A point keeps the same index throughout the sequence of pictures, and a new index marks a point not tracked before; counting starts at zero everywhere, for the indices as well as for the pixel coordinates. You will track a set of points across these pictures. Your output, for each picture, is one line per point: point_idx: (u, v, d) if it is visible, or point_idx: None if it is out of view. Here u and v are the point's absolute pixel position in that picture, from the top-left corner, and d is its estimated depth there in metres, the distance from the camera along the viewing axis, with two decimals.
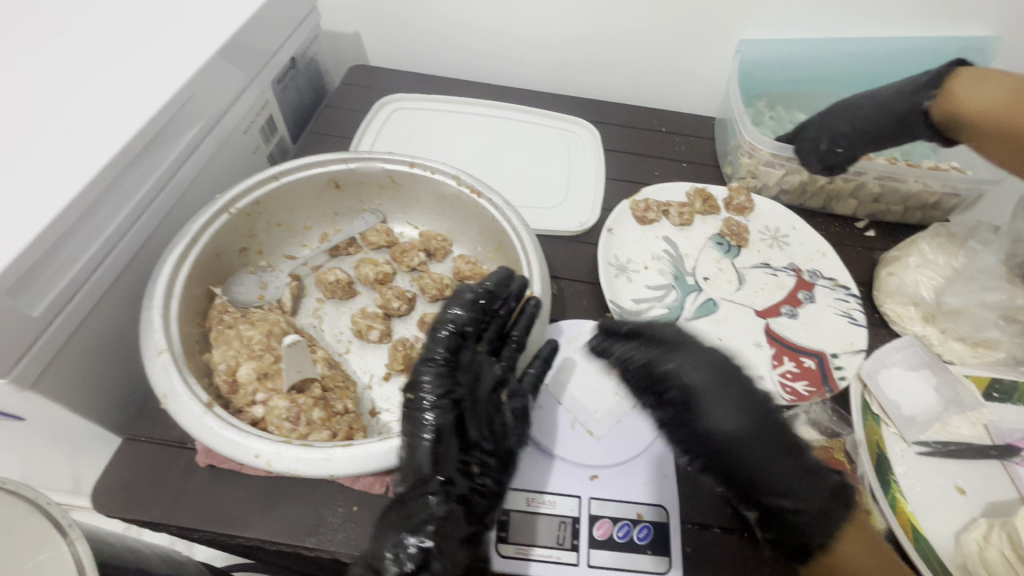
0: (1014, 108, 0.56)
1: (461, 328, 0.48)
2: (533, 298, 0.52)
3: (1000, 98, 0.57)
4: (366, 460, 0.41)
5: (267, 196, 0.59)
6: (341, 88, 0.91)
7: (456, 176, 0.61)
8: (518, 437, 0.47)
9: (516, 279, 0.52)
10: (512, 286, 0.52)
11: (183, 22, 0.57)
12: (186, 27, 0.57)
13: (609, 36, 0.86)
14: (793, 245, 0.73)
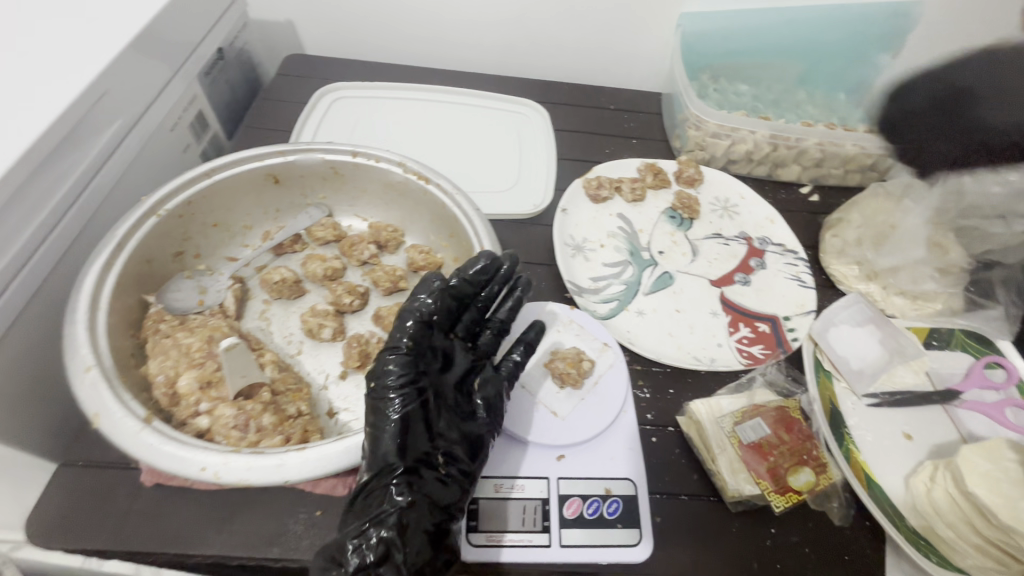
0: None
1: (430, 315, 0.44)
2: (523, 281, 0.51)
3: None
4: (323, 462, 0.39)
5: (200, 194, 0.56)
6: (277, 79, 0.87)
7: (401, 163, 0.60)
8: (489, 426, 0.46)
9: (504, 260, 0.48)
10: (496, 270, 0.48)
11: (86, 10, 0.52)
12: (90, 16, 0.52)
13: (550, 14, 0.84)
14: (742, 214, 0.75)
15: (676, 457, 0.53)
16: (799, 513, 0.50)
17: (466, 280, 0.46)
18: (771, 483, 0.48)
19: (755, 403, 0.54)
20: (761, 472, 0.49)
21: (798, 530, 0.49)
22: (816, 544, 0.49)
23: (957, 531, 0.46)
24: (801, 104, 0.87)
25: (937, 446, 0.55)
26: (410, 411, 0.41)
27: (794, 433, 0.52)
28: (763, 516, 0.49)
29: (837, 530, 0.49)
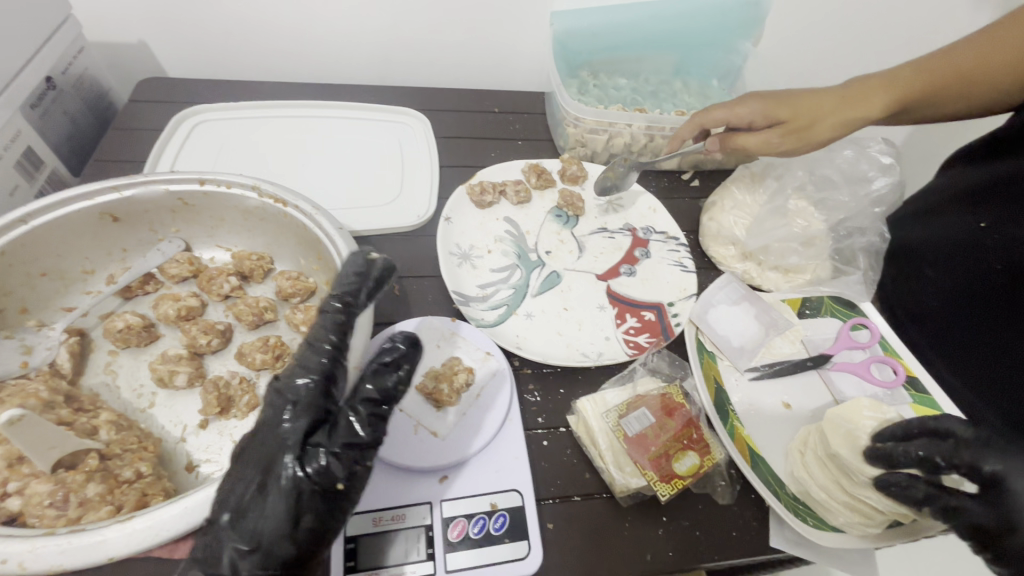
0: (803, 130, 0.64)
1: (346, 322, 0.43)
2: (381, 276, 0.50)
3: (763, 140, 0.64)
4: (152, 531, 0.35)
5: (17, 243, 0.49)
6: (132, 105, 0.80)
7: (255, 188, 0.55)
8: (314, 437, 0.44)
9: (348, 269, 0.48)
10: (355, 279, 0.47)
11: None
12: None
13: (424, 21, 0.83)
14: (626, 206, 0.76)
15: (567, 459, 0.52)
16: (684, 497, 0.51)
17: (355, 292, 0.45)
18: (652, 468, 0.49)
19: (637, 393, 0.54)
20: (640, 459, 0.49)
21: (683, 514, 0.50)
22: (701, 523, 0.49)
23: (828, 492, 0.48)
24: (676, 94, 0.91)
25: (813, 412, 0.58)
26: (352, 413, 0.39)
27: (677, 418, 0.52)
28: (649, 505, 0.49)
29: (720, 506, 0.51)
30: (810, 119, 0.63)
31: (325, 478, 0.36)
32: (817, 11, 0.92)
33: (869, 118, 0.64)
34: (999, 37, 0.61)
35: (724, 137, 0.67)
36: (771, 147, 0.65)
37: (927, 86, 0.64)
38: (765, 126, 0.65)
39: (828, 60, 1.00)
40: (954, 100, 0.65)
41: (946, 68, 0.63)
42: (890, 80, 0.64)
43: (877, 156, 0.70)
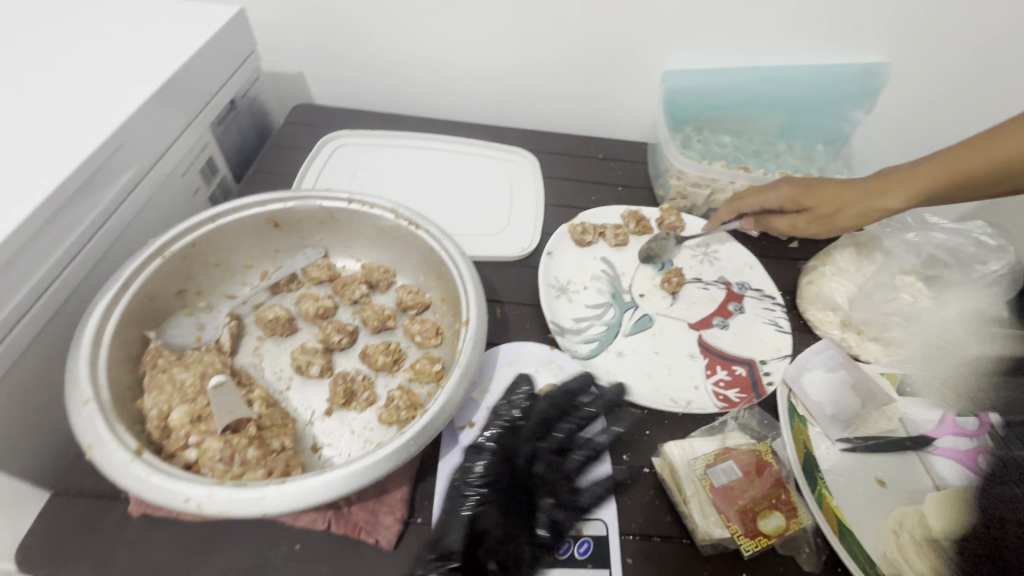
0: (825, 218, 0.70)
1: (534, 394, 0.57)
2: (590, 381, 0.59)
3: (791, 225, 0.72)
4: (300, 496, 0.41)
5: (205, 237, 0.59)
6: (286, 127, 0.92)
7: (394, 211, 0.63)
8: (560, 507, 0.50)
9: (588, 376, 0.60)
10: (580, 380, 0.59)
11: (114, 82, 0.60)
12: (116, 88, 0.59)
13: (542, 70, 0.91)
14: (722, 260, 0.78)
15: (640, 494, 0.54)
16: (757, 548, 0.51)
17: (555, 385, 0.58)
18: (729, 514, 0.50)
19: (725, 446, 0.55)
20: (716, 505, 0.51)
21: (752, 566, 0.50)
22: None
23: None
24: (779, 155, 0.93)
25: (909, 494, 0.56)
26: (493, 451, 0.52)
27: (766, 477, 0.52)
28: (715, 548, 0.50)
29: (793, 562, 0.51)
30: (833, 208, 0.69)
31: (492, 489, 0.50)
32: (936, 86, 0.91)
33: (893, 209, 0.66)
34: (1009, 138, 0.59)
35: (758, 219, 0.75)
36: (800, 230, 0.72)
37: (960, 179, 0.62)
38: (793, 212, 0.72)
39: (944, 133, 0.97)
40: (992, 189, 0.63)
41: (979, 156, 0.61)
42: (914, 172, 0.65)
43: (983, 238, 0.69)
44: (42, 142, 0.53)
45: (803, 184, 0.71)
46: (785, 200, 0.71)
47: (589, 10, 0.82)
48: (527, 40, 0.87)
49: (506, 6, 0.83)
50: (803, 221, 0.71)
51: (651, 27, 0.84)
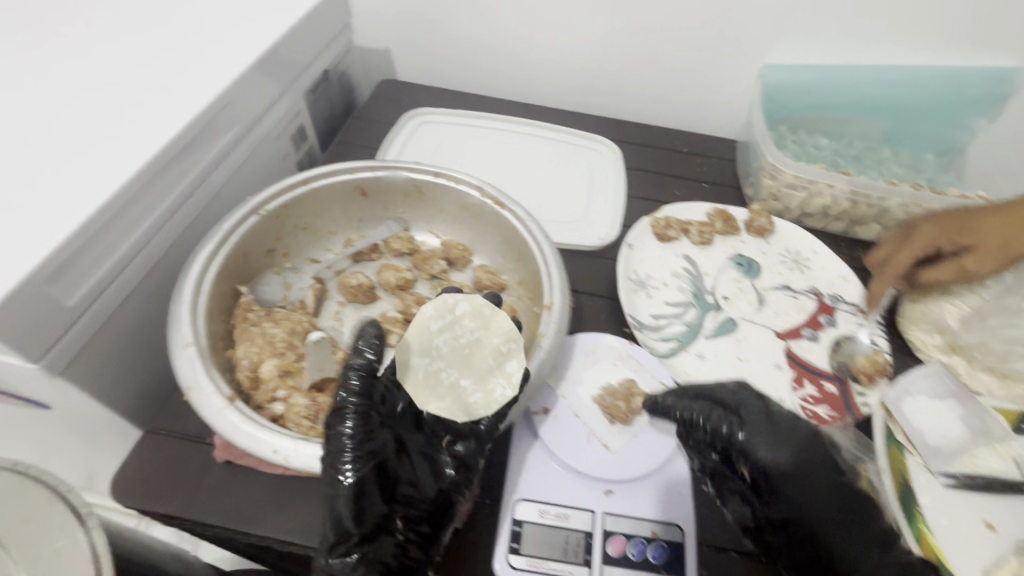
0: (999, 246, 0.59)
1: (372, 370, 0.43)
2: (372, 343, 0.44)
3: (957, 271, 0.61)
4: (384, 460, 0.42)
5: (297, 200, 0.60)
6: (371, 101, 0.93)
7: (479, 188, 0.63)
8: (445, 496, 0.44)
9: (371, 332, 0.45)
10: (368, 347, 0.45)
11: (224, 43, 0.62)
12: (226, 48, 0.61)
13: (631, 56, 0.88)
14: (814, 269, 0.73)
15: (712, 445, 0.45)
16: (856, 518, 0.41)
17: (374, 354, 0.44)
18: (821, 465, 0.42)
19: None
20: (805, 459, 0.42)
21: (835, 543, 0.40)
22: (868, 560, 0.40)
23: None
24: (883, 163, 0.85)
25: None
26: (362, 475, 0.39)
27: None
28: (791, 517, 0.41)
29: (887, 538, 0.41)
30: (999, 236, 0.59)
31: (373, 473, 0.40)
32: None
33: None
34: None
35: (911, 275, 0.65)
36: (972, 271, 0.61)
37: None
38: (951, 254, 0.62)
39: None
40: None
41: None
42: None
43: None
44: (159, 94, 0.55)
45: (944, 223, 0.62)
46: (934, 246, 0.62)
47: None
48: (619, 24, 0.84)
49: None
50: (977, 262, 0.60)
51: (755, 17, 0.79)
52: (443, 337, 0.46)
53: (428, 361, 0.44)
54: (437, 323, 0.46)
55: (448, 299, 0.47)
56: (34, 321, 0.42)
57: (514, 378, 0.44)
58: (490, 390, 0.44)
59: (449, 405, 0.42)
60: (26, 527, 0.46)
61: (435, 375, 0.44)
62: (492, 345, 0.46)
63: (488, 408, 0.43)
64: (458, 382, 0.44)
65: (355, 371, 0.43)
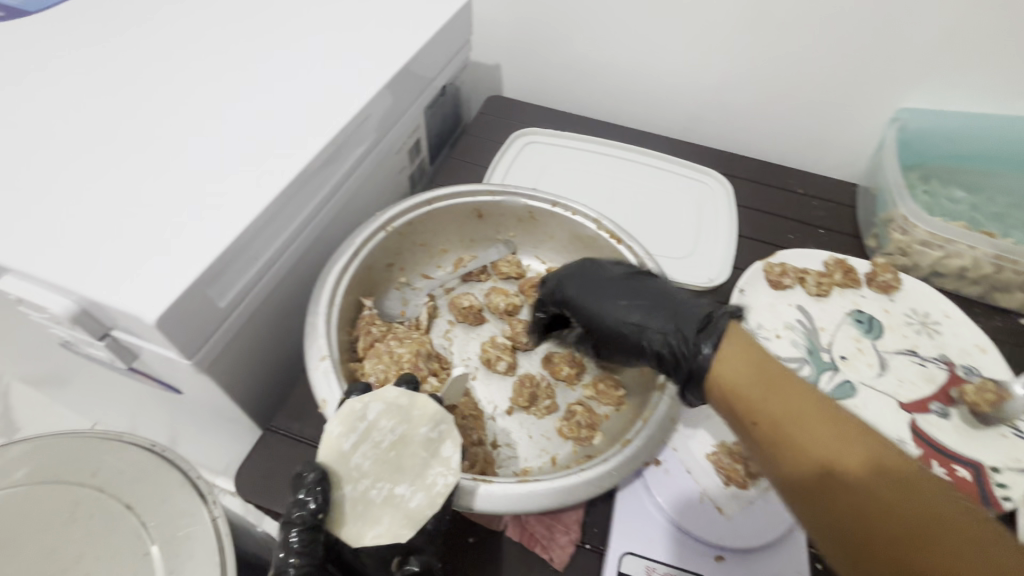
0: None
1: (315, 515, 0.38)
2: (309, 474, 0.38)
3: None
4: (503, 498, 0.43)
5: (419, 218, 0.62)
6: (480, 116, 0.95)
7: (597, 220, 0.62)
8: None
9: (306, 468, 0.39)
10: (309, 482, 0.38)
11: (363, 60, 0.64)
12: (364, 64, 0.63)
13: (753, 89, 0.84)
14: (945, 334, 0.67)
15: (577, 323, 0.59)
16: (859, 435, 0.36)
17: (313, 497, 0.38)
18: (752, 363, 0.42)
19: None
20: (741, 361, 0.43)
21: (840, 469, 0.35)
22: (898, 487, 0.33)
23: None
24: None
25: None
26: None
27: None
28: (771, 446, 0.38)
29: (684, 311, 0.49)
30: None
31: None
32: None
33: None
34: None
35: None
36: None
37: None
38: None
39: None
40: None
41: None
42: None
43: None
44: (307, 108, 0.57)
45: None
46: None
47: (829, 32, 0.74)
48: (745, 56, 0.80)
49: (733, 19, 0.77)
50: None
51: (900, 57, 0.74)
52: (361, 450, 0.41)
53: (351, 487, 0.40)
54: (349, 439, 0.41)
55: (355, 406, 0.41)
56: (196, 321, 0.45)
57: (451, 462, 0.41)
58: (430, 486, 0.40)
59: (387, 527, 0.38)
60: (161, 508, 0.48)
61: (364, 498, 0.39)
62: (418, 438, 0.42)
63: (431, 507, 0.40)
64: (390, 497, 0.40)
65: (296, 525, 0.38)
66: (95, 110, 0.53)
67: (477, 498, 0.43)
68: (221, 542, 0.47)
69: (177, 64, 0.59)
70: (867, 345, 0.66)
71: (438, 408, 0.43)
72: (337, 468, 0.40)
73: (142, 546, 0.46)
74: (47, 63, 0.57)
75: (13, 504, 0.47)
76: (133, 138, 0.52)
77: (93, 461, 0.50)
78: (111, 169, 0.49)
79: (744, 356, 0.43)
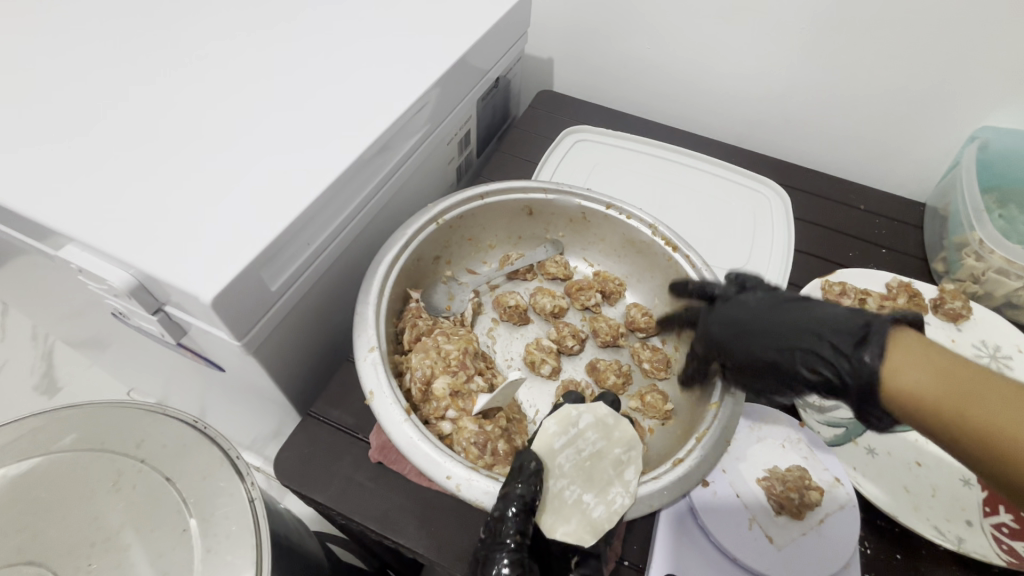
0: None
1: (533, 500, 0.41)
2: (529, 464, 0.43)
3: None
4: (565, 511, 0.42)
5: (470, 212, 0.61)
6: (529, 110, 0.93)
7: (652, 226, 0.60)
8: None
9: (524, 461, 0.43)
10: (523, 475, 0.42)
11: (421, 48, 0.63)
12: (423, 53, 0.62)
13: (817, 99, 0.80)
14: (1018, 370, 0.63)
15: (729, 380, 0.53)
16: None
17: (530, 486, 0.42)
18: (949, 366, 0.33)
19: None
20: (932, 372, 0.34)
21: None
22: None
23: None
24: None
25: None
26: None
27: None
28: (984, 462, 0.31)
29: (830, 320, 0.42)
30: None
31: None
32: None
33: None
34: None
35: None
36: None
37: None
38: None
39: None
40: None
41: None
42: None
43: None
44: (362, 96, 0.57)
45: None
46: None
47: (908, 43, 0.70)
48: (813, 63, 0.77)
49: (803, 25, 0.73)
50: None
51: (984, 74, 0.69)
52: (566, 451, 0.46)
53: (554, 481, 0.45)
54: (560, 439, 0.47)
55: (572, 412, 0.48)
56: (248, 304, 0.45)
57: (632, 484, 0.44)
58: (610, 501, 0.43)
59: (575, 528, 0.42)
60: (200, 485, 0.46)
61: (559, 495, 0.44)
62: (611, 457, 0.46)
63: (611, 519, 0.42)
64: (579, 497, 0.44)
65: (517, 503, 0.41)
66: (156, 85, 0.54)
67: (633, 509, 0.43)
68: (258, 524, 0.45)
69: (239, 44, 0.59)
70: None
71: (635, 434, 0.48)
72: (546, 461, 0.45)
73: (182, 521, 0.44)
74: (114, 35, 0.58)
75: (54, 469, 0.45)
76: (194, 116, 0.52)
77: (134, 432, 0.48)
78: (169, 146, 0.49)
79: (930, 362, 0.34)
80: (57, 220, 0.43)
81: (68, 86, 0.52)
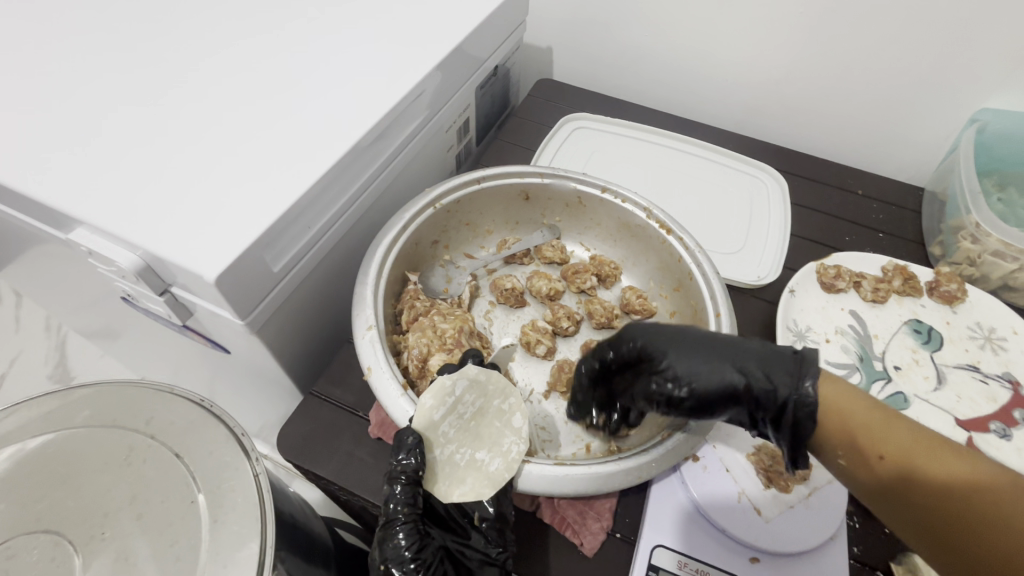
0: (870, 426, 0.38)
1: (415, 471, 0.43)
2: (410, 437, 0.43)
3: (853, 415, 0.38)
4: (564, 480, 0.43)
5: (467, 197, 0.62)
6: (528, 98, 0.93)
7: (647, 209, 0.61)
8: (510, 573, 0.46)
9: (404, 433, 0.43)
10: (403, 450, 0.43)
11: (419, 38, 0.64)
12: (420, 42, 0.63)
13: (814, 85, 0.80)
14: (1012, 351, 0.63)
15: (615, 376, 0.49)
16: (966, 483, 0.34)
17: (413, 457, 0.43)
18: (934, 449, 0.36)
19: None
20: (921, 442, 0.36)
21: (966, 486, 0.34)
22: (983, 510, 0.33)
23: None
24: None
25: None
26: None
27: None
28: (890, 501, 0.37)
29: (771, 351, 0.43)
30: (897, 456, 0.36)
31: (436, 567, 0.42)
32: None
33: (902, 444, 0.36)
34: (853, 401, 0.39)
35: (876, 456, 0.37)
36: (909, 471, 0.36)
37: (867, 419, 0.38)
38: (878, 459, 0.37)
39: None
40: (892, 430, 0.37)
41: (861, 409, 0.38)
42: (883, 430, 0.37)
43: None
44: (358, 84, 0.58)
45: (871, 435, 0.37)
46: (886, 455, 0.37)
47: (905, 28, 0.70)
48: (809, 50, 0.77)
49: (799, 10, 0.73)
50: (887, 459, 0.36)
51: (982, 58, 0.69)
52: (447, 421, 0.45)
53: (440, 450, 0.44)
54: (439, 411, 0.45)
55: (446, 382, 0.45)
56: (251, 284, 0.46)
57: (522, 431, 0.46)
58: (505, 452, 0.44)
59: (472, 486, 0.43)
60: (205, 459, 0.48)
61: (450, 460, 0.45)
62: (494, 409, 0.47)
63: (508, 470, 0.43)
64: (470, 460, 0.45)
65: (402, 478, 0.42)
66: (158, 74, 0.55)
67: (525, 478, 0.43)
68: (262, 495, 0.47)
69: (239, 35, 0.60)
70: (922, 357, 0.63)
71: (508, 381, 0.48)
72: (426, 435, 0.44)
73: (190, 493, 0.46)
74: (120, 26, 0.60)
75: (66, 443, 0.47)
76: (193, 103, 0.53)
77: (143, 409, 0.50)
78: (171, 132, 0.50)
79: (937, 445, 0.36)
80: (66, 204, 0.45)
81: (75, 75, 0.54)
